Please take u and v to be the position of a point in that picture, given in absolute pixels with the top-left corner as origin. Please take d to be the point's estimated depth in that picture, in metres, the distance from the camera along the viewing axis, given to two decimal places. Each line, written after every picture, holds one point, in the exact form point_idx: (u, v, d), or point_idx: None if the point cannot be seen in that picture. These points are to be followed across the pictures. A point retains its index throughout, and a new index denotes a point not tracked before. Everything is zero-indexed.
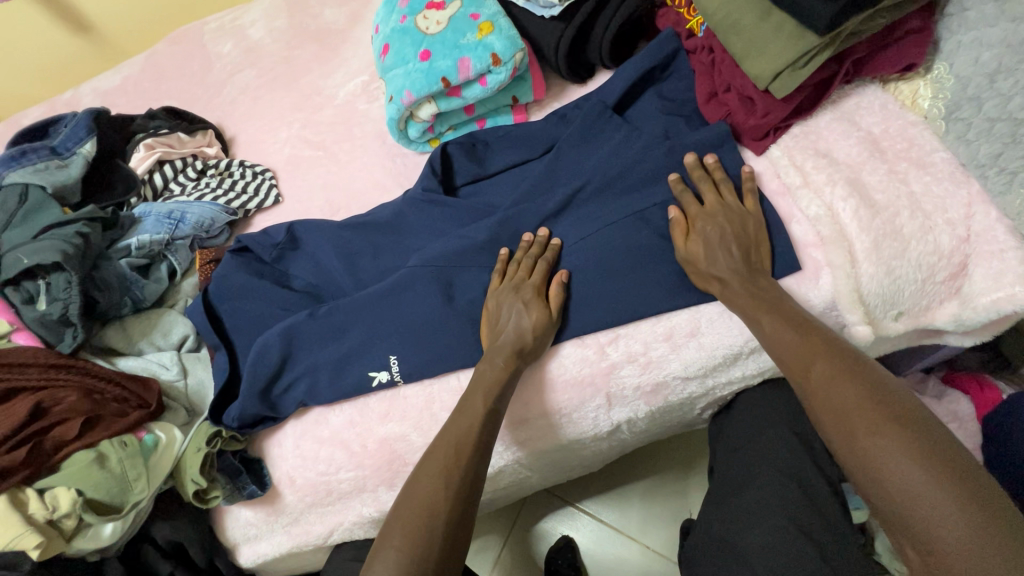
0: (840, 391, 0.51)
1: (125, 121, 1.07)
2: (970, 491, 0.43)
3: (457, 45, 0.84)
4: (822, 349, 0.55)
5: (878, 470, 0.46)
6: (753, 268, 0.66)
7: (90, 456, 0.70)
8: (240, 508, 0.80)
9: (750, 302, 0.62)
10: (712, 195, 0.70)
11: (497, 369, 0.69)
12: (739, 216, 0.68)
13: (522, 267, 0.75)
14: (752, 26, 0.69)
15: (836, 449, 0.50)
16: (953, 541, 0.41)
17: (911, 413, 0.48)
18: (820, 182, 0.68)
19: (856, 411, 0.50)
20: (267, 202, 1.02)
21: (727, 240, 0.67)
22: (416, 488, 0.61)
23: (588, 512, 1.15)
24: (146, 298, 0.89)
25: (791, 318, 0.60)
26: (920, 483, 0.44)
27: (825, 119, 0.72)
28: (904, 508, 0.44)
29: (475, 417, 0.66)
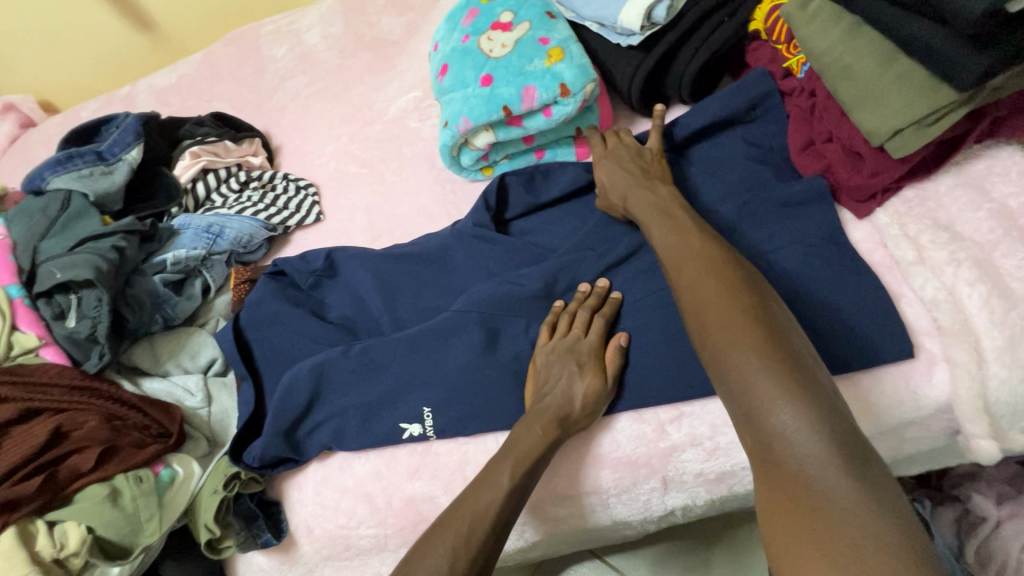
0: (700, 280, 0.53)
1: (174, 126, 1.05)
2: (797, 368, 0.46)
3: (522, 71, 0.77)
4: (693, 248, 0.56)
5: (724, 350, 0.49)
6: (652, 176, 0.68)
7: (103, 493, 0.66)
8: (254, 553, 0.74)
9: (648, 212, 0.64)
10: (611, 137, 0.76)
11: (537, 437, 0.61)
12: (636, 148, 0.73)
13: (577, 322, 0.67)
14: (869, 74, 0.60)
15: (691, 331, 0.53)
16: (777, 406, 0.44)
17: (761, 306, 0.50)
18: (939, 260, 0.58)
19: (710, 293, 0.52)
20: (308, 220, 0.97)
21: (626, 164, 0.70)
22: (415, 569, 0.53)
23: (616, 568, 1.06)
24: (177, 316, 0.85)
25: (679, 223, 0.61)
26: (756, 359, 0.47)
27: (948, 184, 0.62)
28: (739, 379, 0.47)
29: (497, 492, 0.58)
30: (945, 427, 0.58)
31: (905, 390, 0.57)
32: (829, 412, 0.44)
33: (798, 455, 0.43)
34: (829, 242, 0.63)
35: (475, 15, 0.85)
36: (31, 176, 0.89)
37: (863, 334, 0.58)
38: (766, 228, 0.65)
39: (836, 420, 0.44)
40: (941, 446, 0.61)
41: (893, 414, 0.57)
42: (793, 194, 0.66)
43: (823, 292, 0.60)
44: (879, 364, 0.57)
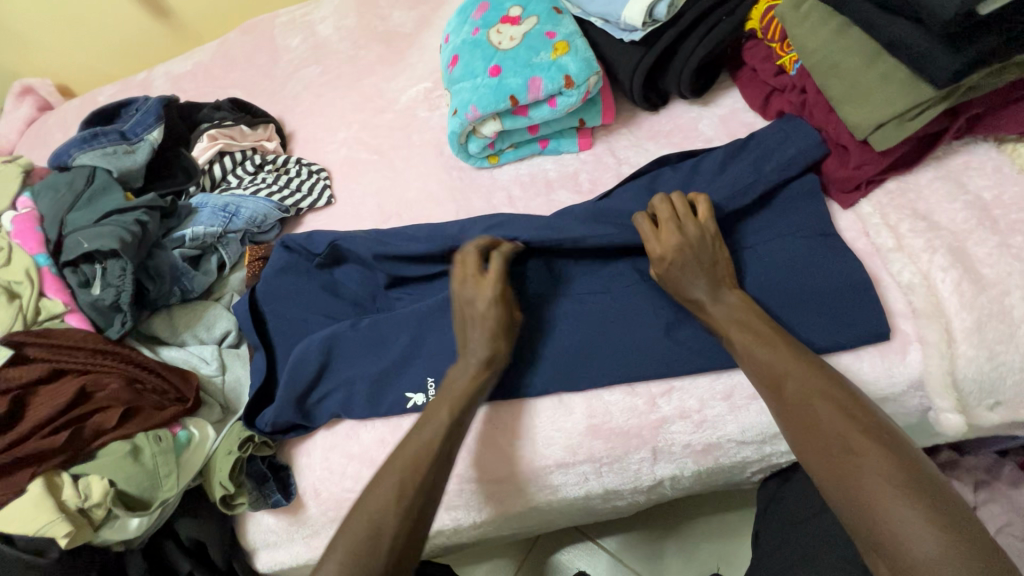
0: (798, 378, 0.55)
1: (192, 109, 1.09)
2: (889, 440, 0.50)
3: (529, 63, 0.81)
4: (796, 363, 0.56)
5: (820, 429, 0.52)
6: (719, 273, 0.64)
7: (125, 449, 0.70)
8: (263, 515, 0.79)
9: (732, 324, 0.61)
10: (667, 218, 0.66)
11: (472, 371, 0.66)
12: (699, 247, 0.64)
13: (468, 255, 0.70)
14: (855, 71, 0.64)
15: (777, 409, 0.56)
16: (920, 539, 0.44)
17: (882, 431, 0.51)
18: (917, 247, 0.62)
19: (794, 375, 0.56)
20: (320, 203, 1.01)
21: (691, 271, 0.64)
22: (364, 504, 0.58)
23: (608, 549, 1.10)
24: (194, 289, 0.89)
25: (755, 328, 0.60)
26: (855, 437, 0.50)
27: (928, 177, 0.66)
28: (843, 456, 0.50)
29: (439, 428, 0.62)
30: (917, 405, 0.62)
31: (881, 368, 0.61)
32: (978, 547, 0.43)
33: (898, 524, 0.45)
34: (814, 229, 0.67)
35: (485, 9, 0.89)
36: (58, 153, 0.93)
37: (842, 314, 0.62)
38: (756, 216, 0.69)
39: (986, 556, 0.43)
40: (915, 423, 0.65)
41: (870, 390, 0.61)
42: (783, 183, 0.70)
43: (807, 275, 0.64)
44: (859, 343, 0.61)
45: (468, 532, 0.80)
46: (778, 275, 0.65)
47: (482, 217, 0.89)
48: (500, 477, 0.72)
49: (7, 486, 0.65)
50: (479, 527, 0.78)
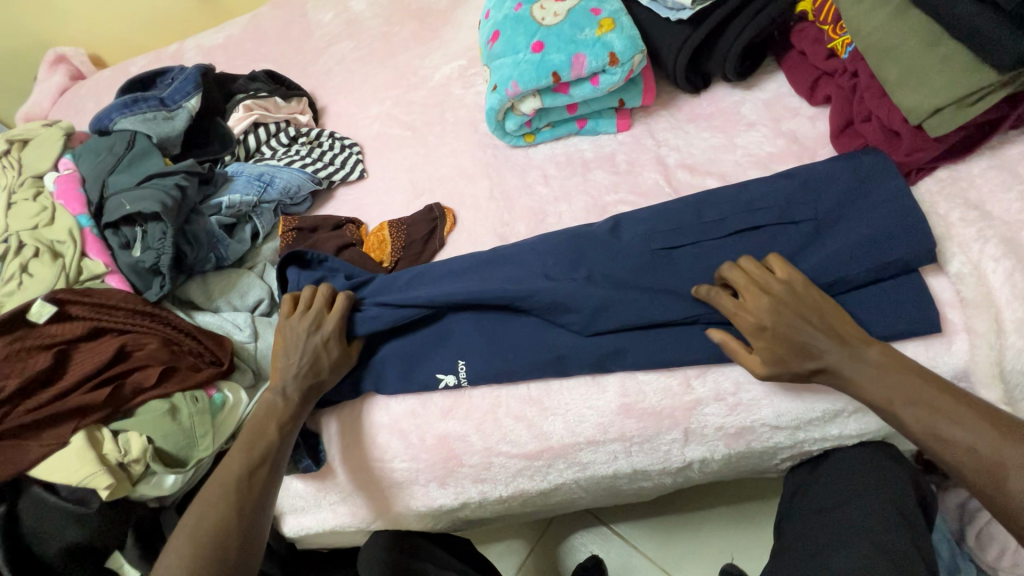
0: (1015, 466, 0.48)
1: (228, 80, 1.10)
2: None
3: (573, 40, 0.80)
4: (1000, 441, 0.49)
5: (957, 445, 0.51)
6: (833, 327, 0.58)
7: (164, 407, 0.71)
8: (292, 480, 0.80)
9: (897, 393, 0.55)
10: (747, 285, 0.62)
11: (289, 399, 0.70)
12: (800, 306, 0.59)
13: (303, 297, 0.76)
14: (913, 53, 0.62)
15: (995, 505, 0.49)
16: None
17: None
18: (968, 236, 0.60)
19: (908, 390, 0.54)
20: (352, 176, 1.01)
21: (807, 334, 0.58)
22: (190, 531, 0.60)
23: (622, 535, 1.11)
24: (229, 257, 0.90)
25: (928, 400, 0.53)
26: (994, 447, 0.50)
27: (981, 166, 0.64)
28: (988, 465, 0.49)
29: (271, 406, 0.69)
30: None
31: (924, 358, 0.60)
32: None
33: None
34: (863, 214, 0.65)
35: None
36: (99, 118, 0.95)
37: (888, 304, 0.61)
38: (816, 192, 0.66)
39: None
40: None
41: None
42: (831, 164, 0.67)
43: (860, 257, 0.62)
44: (904, 332, 0.60)
45: (493, 507, 0.81)
46: (830, 256, 0.62)
47: (516, 196, 0.89)
48: (530, 452, 0.72)
49: (51, 438, 0.67)
50: (505, 503, 0.79)
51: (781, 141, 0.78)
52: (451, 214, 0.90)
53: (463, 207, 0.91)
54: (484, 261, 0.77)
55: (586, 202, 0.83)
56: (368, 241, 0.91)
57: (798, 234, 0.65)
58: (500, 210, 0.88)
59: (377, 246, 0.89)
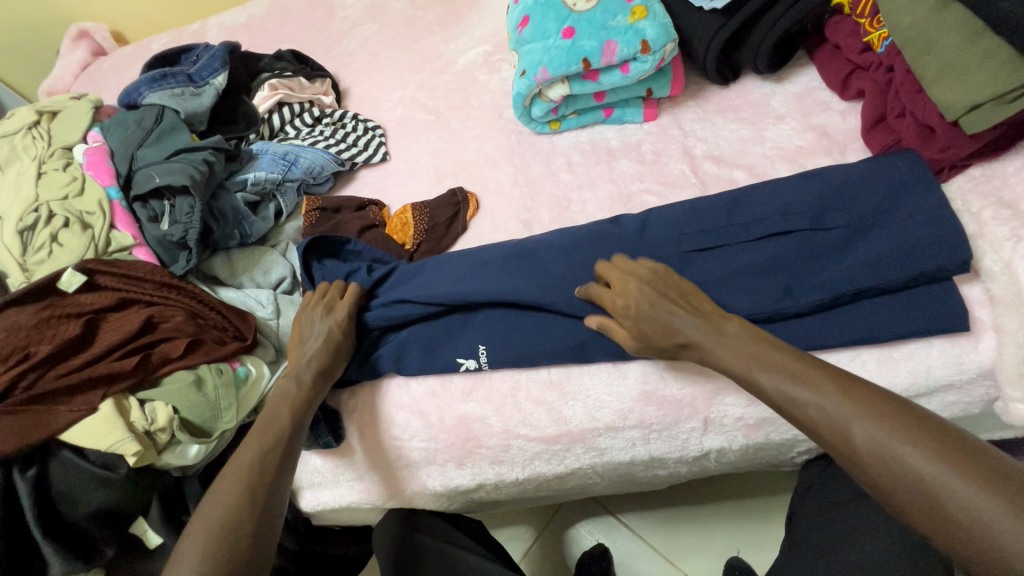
0: (863, 421, 0.48)
1: (254, 58, 1.10)
2: (977, 464, 0.44)
3: (605, 26, 0.80)
4: (865, 399, 0.49)
5: (944, 509, 0.43)
6: (688, 302, 0.62)
7: (190, 378, 0.72)
8: (311, 455, 0.81)
9: (754, 360, 0.56)
10: (608, 275, 0.66)
11: (301, 383, 0.70)
12: (654, 283, 0.64)
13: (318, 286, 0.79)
14: (952, 49, 0.61)
15: (851, 466, 0.49)
16: None
17: (975, 453, 0.45)
18: (1000, 235, 0.60)
19: (887, 447, 0.46)
20: (375, 158, 1.02)
21: (659, 308, 0.62)
22: (210, 510, 0.58)
23: (629, 525, 1.12)
24: (253, 234, 0.91)
25: (781, 365, 0.55)
26: (839, 406, 0.50)
27: (1015, 165, 0.64)
28: (977, 533, 0.42)
29: (285, 389, 0.70)
30: (982, 395, 0.62)
31: (949, 356, 0.60)
32: None
33: None
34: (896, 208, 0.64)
35: None
36: (128, 91, 0.95)
37: (914, 302, 0.61)
38: (849, 199, 0.65)
39: None
40: (973, 415, 0.65)
41: (934, 375, 0.61)
42: (862, 168, 0.67)
43: (900, 267, 0.60)
44: (931, 329, 0.60)
45: (508, 490, 0.81)
46: (869, 259, 0.61)
47: (541, 182, 0.89)
48: (549, 436, 0.73)
49: (80, 404, 0.68)
50: (519, 486, 0.80)
51: (811, 134, 0.77)
52: (474, 198, 0.90)
53: (486, 192, 0.91)
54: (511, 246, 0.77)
55: (611, 191, 0.83)
56: (391, 223, 0.92)
57: (831, 239, 0.64)
58: (524, 196, 0.88)
59: (400, 229, 0.90)
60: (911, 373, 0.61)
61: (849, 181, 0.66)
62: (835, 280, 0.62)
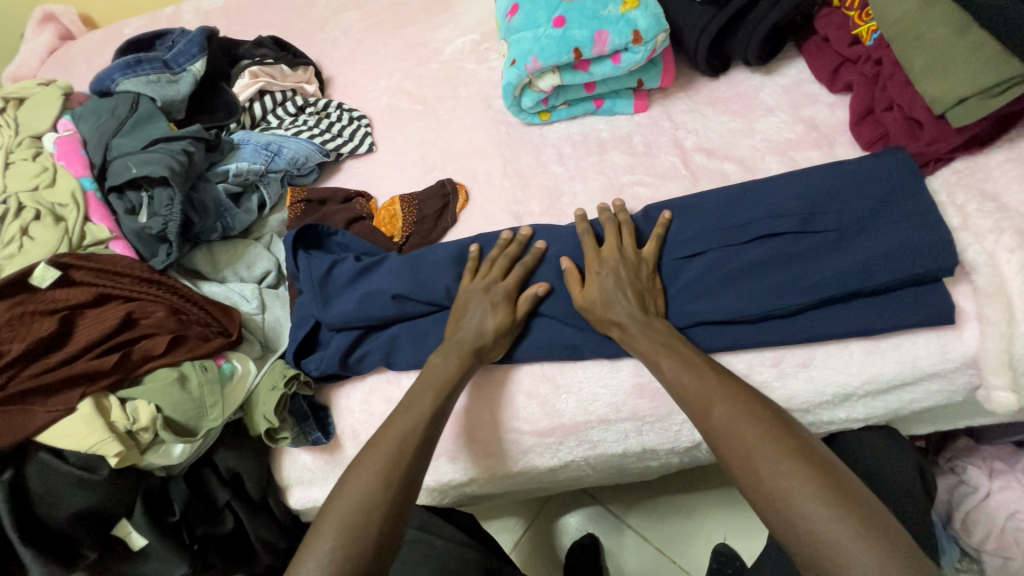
0: (723, 404, 0.56)
1: (233, 45, 1.06)
2: (804, 453, 0.51)
3: (596, 15, 0.79)
4: (727, 389, 0.57)
5: (796, 525, 0.48)
6: (643, 295, 0.67)
7: (172, 376, 0.70)
8: (300, 451, 0.79)
9: (651, 346, 0.63)
10: (611, 240, 0.71)
11: (451, 366, 0.67)
12: (634, 263, 0.69)
13: (496, 267, 0.74)
14: (941, 42, 0.62)
15: (708, 437, 0.56)
16: (846, 552, 0.45)
17: (807, 445, 0.52)
18: (983, 227, 0.61)
19: (762, 462, 0.51)
20: (361, 149, 0.99)
21: (621, 285, 0.67)
22: (355, 479, 0.58)
23: (617, 515, 1.13)
24: (236, 227, 0.88)
25: (682, 352, 0.62)
26: (708, 389, 0.58)
27: (999, 158, 0.65)
28: (820, 552, 0.46)
29: (449, 365, 0.67)
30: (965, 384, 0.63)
31: (934, 346, 0.61)
32: (876, 529, 0.46)
33: (826, 539, 0.46)
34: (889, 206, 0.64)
35: None
36: (101, 77, 0.91)
37: (902, 299, 0.62)
38: (839, 202, 0.66)
39: (891, 543, 0.45)
40: (954, 403, 0.66)
41: (920, 365, 0.62)
42: (860, 164, 0.67)
43: (884, 259, 0.61)
44: (919, 322, 0.61)
45: (501, 483, 0.81)
46: (854, 264, 0.62)
47: (531, 174, 0.88)
48: (541, 429, 0.72)
49: (56, 405, 0.65)
50: (512, 479, 0.80)
51: (800, 127, 0.78)
52: (463, 190, 0.89)
53: (476, 183, 0.90)
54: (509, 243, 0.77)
55: (602, 183, 0.83)
56: (379, 215, 0.90)
57: (818, 241, 0.65)
58: (514, 188, 0.88)
59: (388, 221, 0.88)
60: (898, 363, 0.63)
61: (839, 182, 0.66)
62: (824, 280, 0.63)
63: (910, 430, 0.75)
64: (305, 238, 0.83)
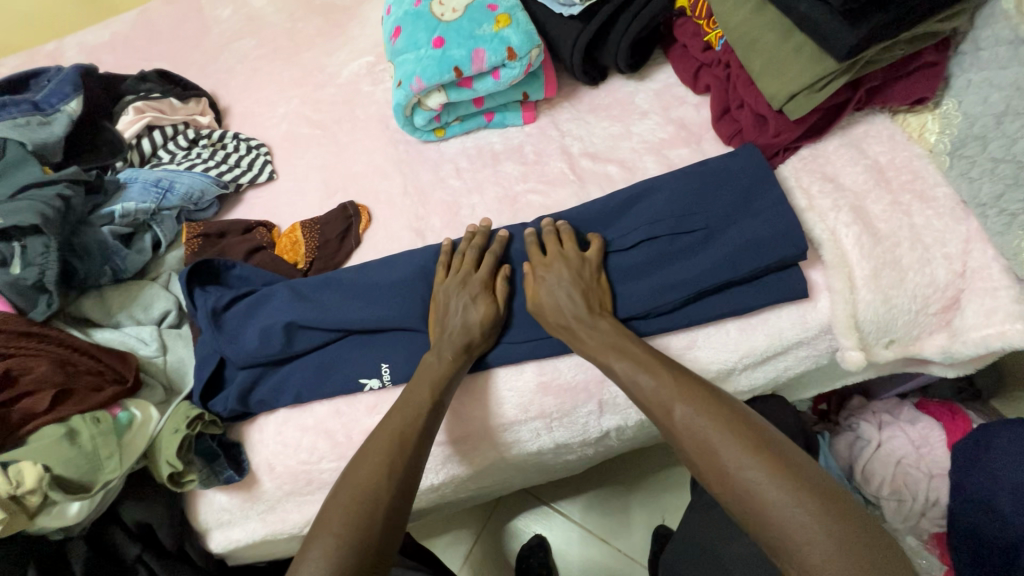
0: (684, 404, 0.58)
1: (115, 80, 1.03)
2: (760, 445, 0.53)
3: (472, 35, 0.82)
4: (682, 387, 0.59)
5: (762, 518, 0.49)
6: (591, 298, 0.69)
7: (60, 432, 0.67)
8: (215, 492, 0.78)
9: (606, 349, 0.65)
10: (553, 245, 0.73)
11: (444, 361, 0.69)
12: (577, 264, 0.70)
13: (467, 260, 0.74)
14: (772, 45, 0.69)
15: (673, 439, 0.58)
16: (811, 542, 0.46)
17: (765, 437, 0.54)
18: (825, 206, 0.68)
19: (724, 458, 0.53)
20: (261, 178, 0.98)
21: (565, 287, 0.69)
22: (355, 475, 0.60)
23: (562, 512, 1.16)
24: (128, 269, 0.85)
25: (636, 353, 0.64)
26: (666, 390, 0.59)
27: (834, 144, 0.73)
28: (786, 538, 0.48)
29: (443, 356, 0.69)
30: (828, 348, 0.70)
31: (796, 318, 0.68)
32: (837, 516, 0.47)
33: (792, 530, 0.48)
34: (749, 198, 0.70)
35: None
36: None
37: (766, 282, 0.68)
38: (707, 197, 0.71)
39: (852, 529, 0.47)
40: (824, 365, 0.73)
41: (786, 336, 0.68)
42: (720, 163, 0.73)
43: (745, 247, 0.67)
44: (780, 299, 0.67)
45: (428, 496, 0.82)
46: (721, 256, 0.68)
47: (431, 190, 0.90)
48: (456, 437, 0.74)
49: None
50: (438, 490, 0.81)
51: (671, 127, 0.84)
52: (365, 212, 0.90)
53: (378, 203, 0.91)
54: (410, 263, 0.78)
55: (498, 194, 0.86)
56: (280, 243, 0.89)
57: (690, 235, 0.70)
58: (415, 205, 0.89)
59: (290, 248, 0.88)
60: (767, 337, 0.69)
61: (704, 179, 0.72)
62: (695, 272, 0.68)
63: (796, 395, 0.82)
64: (200, 275, 0.81)
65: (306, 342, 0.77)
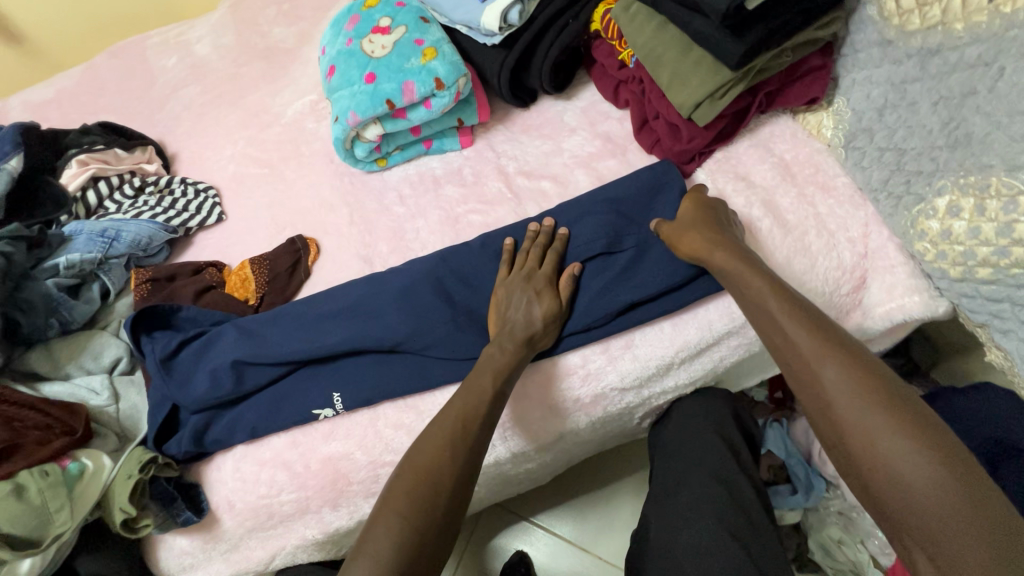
0: (836, 359, 0.52)
1: (57, 136, 1.05)
2: (918, 422, 0.47)
3: (401, 69, 0.86)
4: (833, 342, 0.53)
5: (909, 496, 0.44)
6: (744, 250, 0.66)
7: (7, 489, 0.66)
8: (175, 536, 0.77)
9: (750, 292, 0.61)
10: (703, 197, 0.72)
11: (507, 353, 0.68)
12: (721, 218, 0.69)
13: (531, 256, 0.75)
14: (675, 60, 0.75)
15: (810, 393, 0.53)
16: (959, 534, 0.42)
17: (922, 413, 0.48)
18: (739, 204, 0.73)
19: (878, 424, 0.47)
20: (210, 220, 1.00)
21: (706, 221, 0.68)
22: (413, 459, 0.60)
23: (542, 525, 1.16)
24: (75, 320, 0.86)
25: (789, 301, 0.58)
26: (812, 343, 0.54)
27: (744, 145, 0.78)
28: (931, 522, 0.43)
29: (505, 351, 0.68)
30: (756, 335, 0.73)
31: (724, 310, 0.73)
32: (993, 515, 0.42)
33: (938, 515, 0.43)
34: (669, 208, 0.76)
35: (356, 21, 0.94)
36: None
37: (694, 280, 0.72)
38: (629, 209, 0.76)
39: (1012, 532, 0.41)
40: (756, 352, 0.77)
41: (716, 327, 0.73)
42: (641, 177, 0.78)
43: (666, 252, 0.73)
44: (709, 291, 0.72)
45: None
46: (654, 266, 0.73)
47: (376, 218, 0.93)
48: None
49: None
50: None
51: (598, 141, 0.89)
52: (314, 244, 0.92)
53: (326, 235, 0.94)
54: (354, 292, 0.80)
55: (440, 216, 0.89)
56: (230, 281, 0.91)
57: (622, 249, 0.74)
58: (362, 233, 0.92)
59: (240, 285, 0.89)
60: (699, 329, 0.73)
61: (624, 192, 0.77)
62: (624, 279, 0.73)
63: (739, 382, 0.87)
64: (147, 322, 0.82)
65: (257, 378, 0.78)
